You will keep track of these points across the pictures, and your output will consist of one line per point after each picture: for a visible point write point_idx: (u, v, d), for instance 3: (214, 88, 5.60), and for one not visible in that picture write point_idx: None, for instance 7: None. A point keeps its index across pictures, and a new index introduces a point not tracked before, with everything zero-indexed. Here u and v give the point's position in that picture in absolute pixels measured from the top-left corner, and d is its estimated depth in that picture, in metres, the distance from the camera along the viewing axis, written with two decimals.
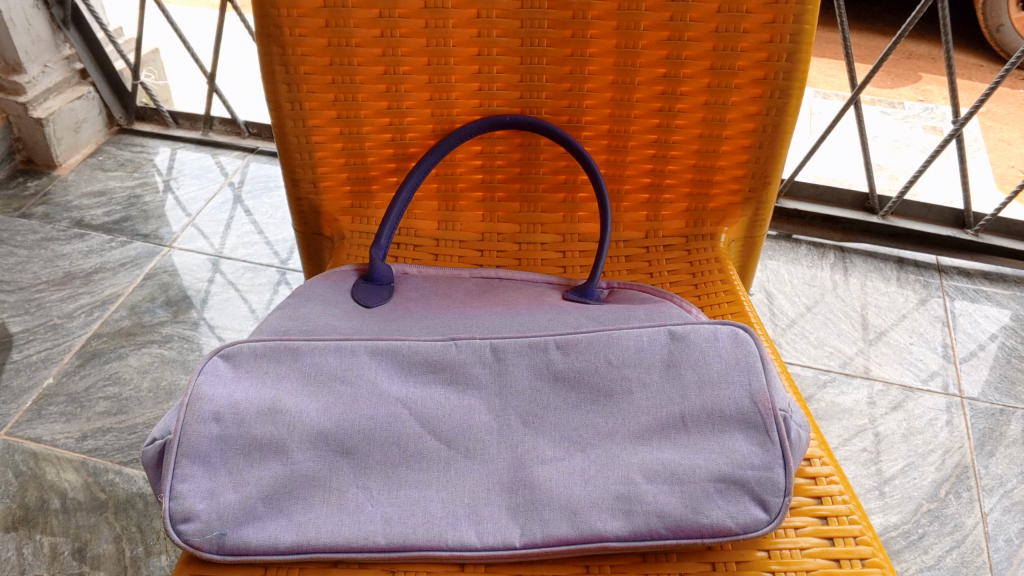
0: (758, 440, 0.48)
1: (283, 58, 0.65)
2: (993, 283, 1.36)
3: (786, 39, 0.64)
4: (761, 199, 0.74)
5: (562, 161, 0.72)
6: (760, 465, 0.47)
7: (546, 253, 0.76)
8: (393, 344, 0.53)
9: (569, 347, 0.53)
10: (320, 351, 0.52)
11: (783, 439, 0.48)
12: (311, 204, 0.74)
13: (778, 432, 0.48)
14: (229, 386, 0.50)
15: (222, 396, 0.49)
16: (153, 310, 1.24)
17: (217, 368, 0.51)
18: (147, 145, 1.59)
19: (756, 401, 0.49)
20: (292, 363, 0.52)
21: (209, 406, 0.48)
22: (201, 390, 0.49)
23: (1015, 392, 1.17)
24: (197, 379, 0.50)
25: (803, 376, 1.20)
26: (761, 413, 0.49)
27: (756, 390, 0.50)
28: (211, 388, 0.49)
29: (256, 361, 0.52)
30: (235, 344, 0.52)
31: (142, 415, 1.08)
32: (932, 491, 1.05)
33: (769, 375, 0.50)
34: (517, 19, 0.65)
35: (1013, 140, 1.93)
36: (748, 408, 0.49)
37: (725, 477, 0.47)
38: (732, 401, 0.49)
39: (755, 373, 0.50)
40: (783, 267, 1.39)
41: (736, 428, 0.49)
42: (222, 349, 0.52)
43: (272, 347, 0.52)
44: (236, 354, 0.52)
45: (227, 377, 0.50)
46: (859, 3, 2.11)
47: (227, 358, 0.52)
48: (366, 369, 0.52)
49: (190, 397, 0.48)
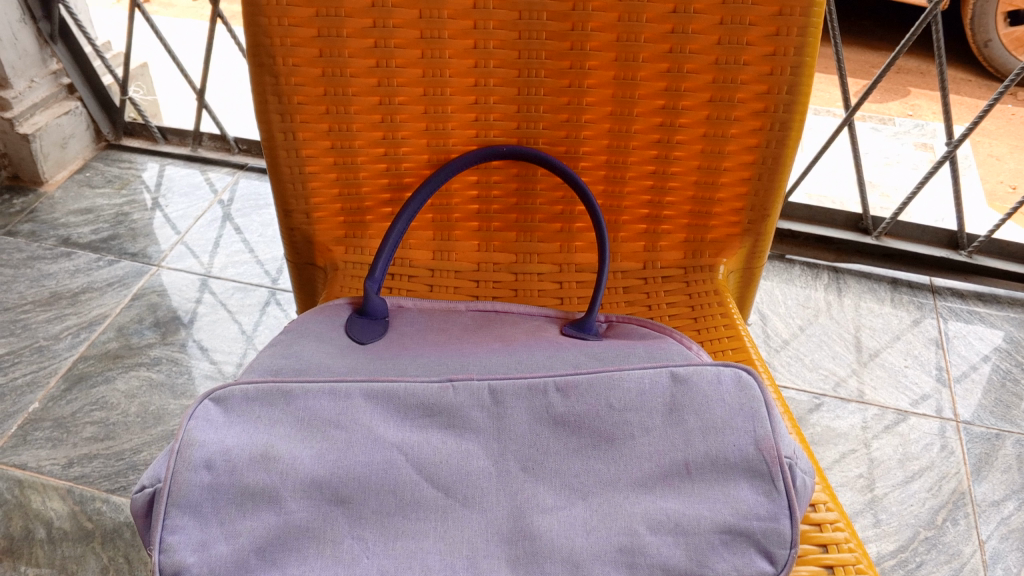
0: (764, 489, 0.47)
1: (276, 88, 0.63)
2: (987, 304, 1.36)
3: (787, 72, 0.63)
4: (761, 230, 0.73)
5: (559, 191, 0.71)
6: (766, 516, 0.46)
7: (543, 283, 0.75)
8: (388, 386, 0.52)
9: (569, 389, 0.51)
10: (314, 394, 0.51)
11: (789, 487, 0.47)
12: (303, 234, 0.73)
13: (783, 480, 0.47)
14: (220, 432, 0.48)
15: (213, 441, 0.47)
16: (141, 332, 1.22)
17: (208, 412, 0.49)
18: (135, 161, 1.57)
19: (762, 448, 0.48)
20: (285, 407, 0.50)
21: (200, 453, 0.47)
22: (191, 436, 0.47)
23: (1010, 416, 1.17)
24: (187, 424, 0.48)
25: (798, 400, 1.19)
26: (766, 461, 0.48)
27: (761, 437, 0.49)
28: (202, 434, 0.48)
29: (248, 405, 0.50)
30: (226, 387, 0.51)
31: (129, 441, 1.06)
32: (929, 518, 1.04)
33: (774, 421, 0.49)
34: (515, 50, 0.64)
35: (1002, 155, 1.93)
36: (754, 455, 0.48)
37: (730, 528, 0.46)
38: (736, 448, 0.48)
39: (760, 419, 0.49)
40: (777, 288, 1.38)
41: (740, 476, 0.48)
42: (212, 392, 0.51)
43: (264, 390, 0.51)
44: (227, 398, 0.50)
45: (218, 422, 0.49)
46: (849, 18, 2.11)
47: (218, 402, 0.50)
48: (361, 413, 0.50)
49: (181, 443, 0.47)
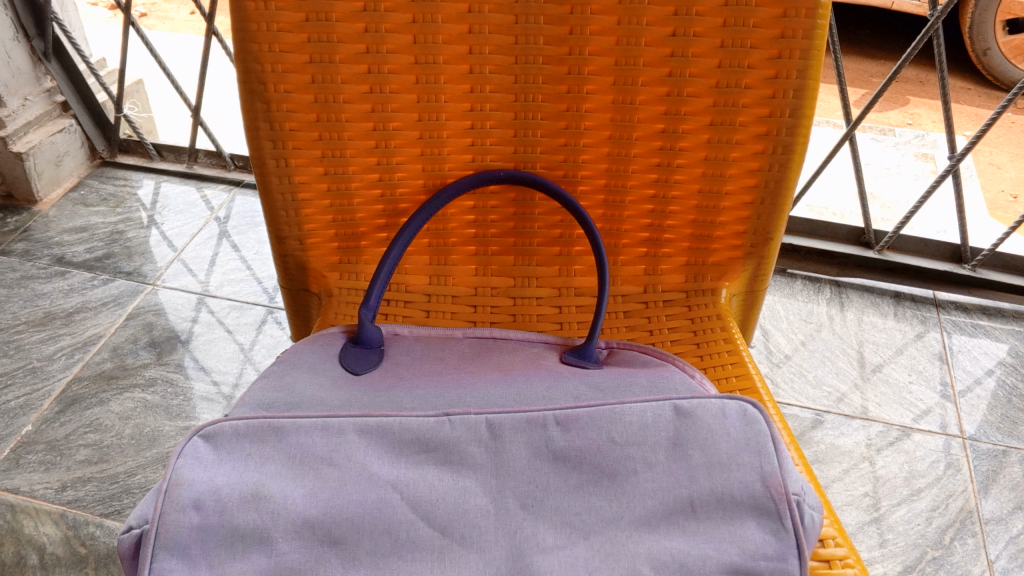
0: (771, 528, 0.46)
1: (268, 115, 0.62)
2: (991, 318, 1.34)
3: (790, 94, 0.62)
4: (763, 254, 0.71)
5: (557, 216, 0.70)
6: (774, 555, 0.45)
7: (542, 308, 0.73)
8: (384, 422, 0.50)
9: (569, 423, 0.50)
10: (306, 430, 0.49)
11: (797, 526, 0.46)
12: (297, 260, 0.71)
13: (791, 518, 0.46)
14: (210, 470, 0.47)
15: (203, 480, 0.46)
16: (135, 352, 1.21)
17: (198, 450, 0.48)
18: (130, 178, 1.55)
19: (768, 485, 0.47)
20: (277, 444, 0.49)
21: (189, 493, 0.45)
22: (180, 475, 0.46)
23: (1017, 432, 1.15)
24: (176, 463, 0.47)
25: (800, 418, 1.17)
26: (774, 498, 0.47)
27: (768, 473, 0.48)
28: (191, 473, 0.46)
29: (239, 442, 0.49)
30: (216, 423, 0.49)
31: (124, 464, 1.05)
32: (937, 537, 1.02)
33: (781, 456, 0.48)
34: (511, 74, 0.63)
35: (1002, 164, 1.94)
36: (760, 493, 0.47)
37: (736, 569, 0.45)
38: (743, 485, 0.47)
39: (767, 455, 0.48)
40: (779, 303, 1.36)
41: (747, 514, 0.47)
42: (202, 428, 0.49)
43: (255, 427, 0.49)
44: (217, 435, 0.49)
45: (208, 460, 0.48)
46: (848, 27, 2.11)
47: (208, 439, 0.49)
48: (355, 450, 0.49)
49: (169, 483, 0.45)
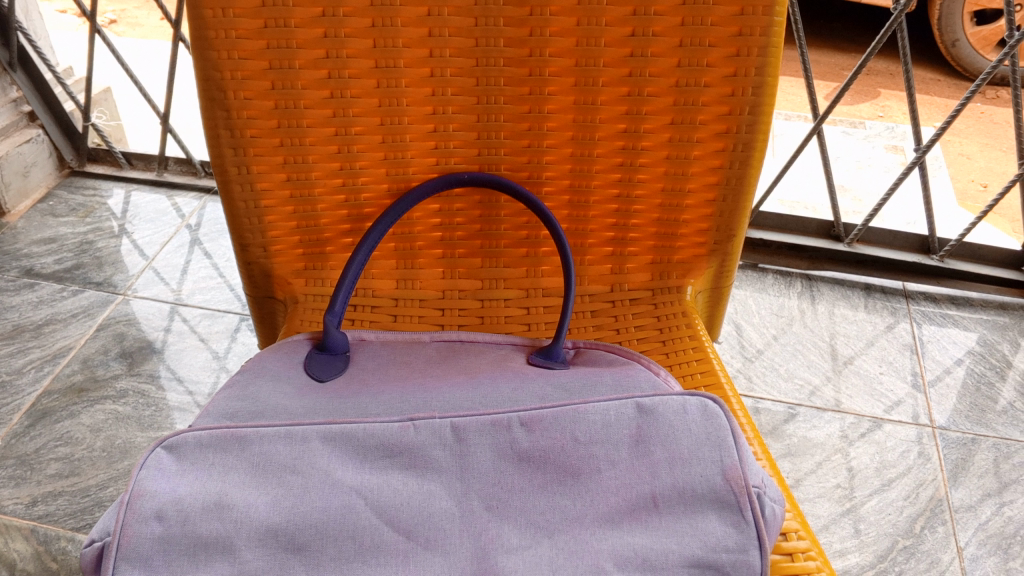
0: (732, 521, 0.47)
1: (228, 122, 0.62)
2: (959, 307, 1.36)
3: (749, 92, 0.62)
4: (727, 250, 0.72)
5: (523, 217, 0.70)
6: (735, 547, 0.46)
7: (509, 309, 0.74)
8: (347, 428, 0.50)
9: (533, 423, 0.50)
10: (269, 438, 0.49)
11: (758, 519, 0.47)
12: (261, 268, 0.71)
13: (752, 511, 0.47)
14: (173, 481, 0.47)
15: (165, 492, 0.46)
16: (106, 363, 1.20)
17: (161, 461, 0.48)
18: (99, 188, 1.54)
19: (728, 479, 0.48)
20: (240, 453, 0.49)
21: (151, 504, 0.45)
22: (142, 487, 0.46)
23: (986, 420, 1.17)
24: (138, 474, 0.47)
25: (772, 412, 1.18)
26: (734, 491, 0.48)
27: (729, 467, 0.48)
28: (154, 484, 0.46)
29: (202, 452, 0.49)
30: (179, 434, 0.49)
31: (95, 477, 1.04)
32: (908, 526, 1.03)
33: (741, 450, 0.49)
34: (472, 77, 0.63)
35: (972, 154, 1.97)
36: (721, 487, 0.48)
37: (699, 562, 0.45)
38: (704, 479, 0.48)
39: (727, 449, 0.49)
40: (751, 297, 1.37)
41: (709, 508, 0.47)
42: (165, 439, 0.49)
43: (218, 436, 0.49)
44: (180, 446, 0.49)
45: (171, 471, 0.48)
46: (817, 21, 2.13)
47: (171, 450, 0.49)
48: (319, 457, 0.49)
49: (130, 495, 0.45)
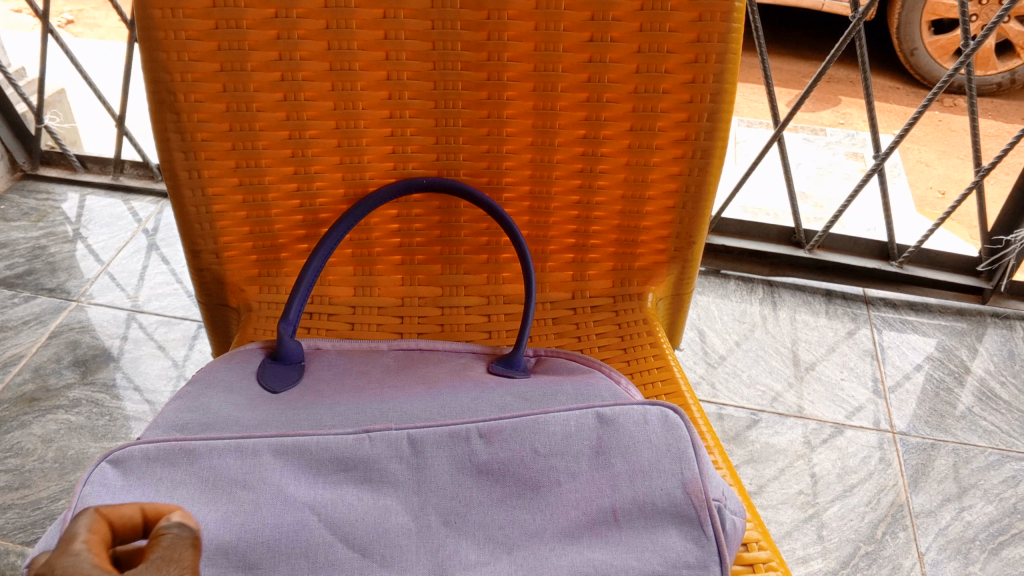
0: (692, 536, 0.46)
1: (178, 125, 0.60)
2: (918, 313, 1.38)
3: (707, 99, 0.62)
4: (687, 257, 0.72)
5: (482, 223, 0.69)
6: (695, 564, 0.46)
7: (470, 316, 0.72)
8: (300, 441, 0.49)
9: (492, 435, 0.49)
10: (219, 452, 0.48)
11: (718, 533, 0.46)
12: (213, 274, 0.69)
13: (712, 526, 0.47)
14: (119, 497, 0.45)
15: None
16: (59, 371, 1.17)
17: (105, 476, 0.46)
18: (53, 192, 1.50)
19: (689, 492, 0.47)
20: (189, 467, 0.47)
21: None
22: (86, 504, 0.44)
23: (944, 425, 1.18)
24: (81, 491, 0.45)
25: (735, 418, 1.18)
26: (694, 505, 0.47)
27: (689, 480, 0.48)
28: (99, 500, 0.44)
29: (149, 467, 0.47)
30: (125, 447, 0.47)
31: (47, 489, 1.01)
32: (869, 532, 1.04)
33: (701, 462, 0.49)
34: (430, 81, 0.62)
35: (930, 161, 2.00)
36: (681, 501, 0.47)
37: None
38: (664, 493, 0.47)
39: (687, 461, 0.48)
40: (713, 303, 1.37)
41: (669, 522, 0.47)
42: (110, 453, 0.47)
43: (166, 449, 0.48)
44: (126, 460, 0.47)
45: (116, 487, 0.46)
46: (779, 28, 2.15)
47: (117, 464, 0.47)
48: (271, 472, 0.47)
49: (75, 512, 0.43)
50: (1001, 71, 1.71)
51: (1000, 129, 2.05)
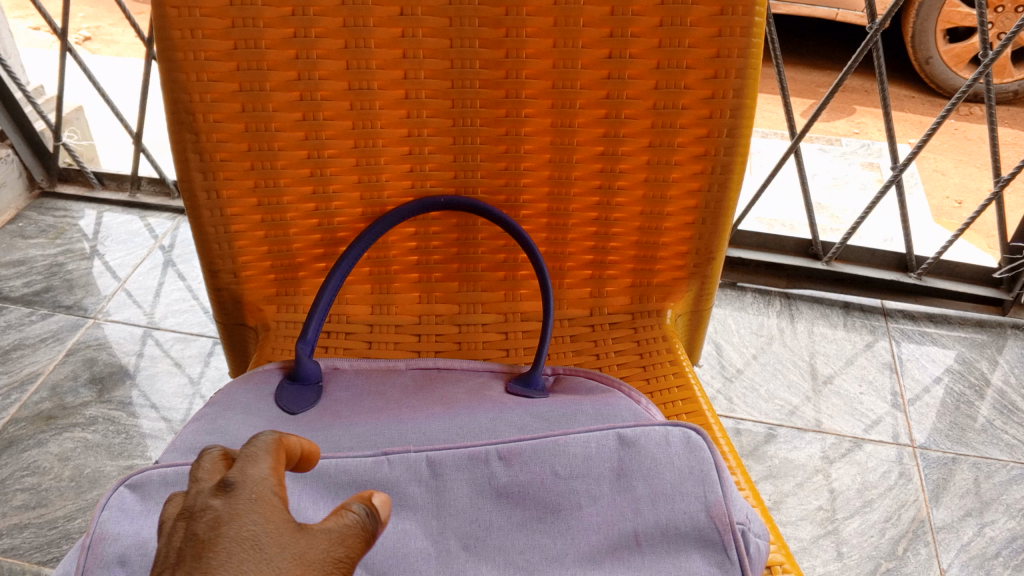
0: (716, 561, 0.46)
1: (197, 145, 0.61)
2: (938, 325, 1.36)
3: (727, 115, 0.62)
4: (706, 273, 0.71)
5: (500, 240, 0.69)
6: None
7: (488, 334, 0.72)
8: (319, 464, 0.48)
9: (512, 457, 0.49)
10: None
11: (743, 558, 0.45)
12: (231, 294, 0.69)
13: (736, 550, 0.46)
14: (137, 522, 0.45)
15: (128, 534, 0.44)
16: (76, 390, 1.17)
17: (124, 501, 0.46)
18: (70, 209, 1.51)
19: (712, 515, 0.47)
20: None
21: (113, 548, 0.44)
22: (104, 530, 0.44)
23: (966, 439, 1.16)
24: (100, 516, 0.45)
25: (753, 433, 1.17)
26: (717, 529, 0.46)
27: (712, 503, 0.47)
28: (117, 526, 0.45)
29: (168, 491, 0.47)
30: (143, 471, 0.47)
31: (63, 508, 1.01)
32: (890, 548, 1.02)
33: (725, 485, 0.48)
34: (448, 99, 0.62)
35: (947, 170, 1.98)
36: (705, 524, 0.46)
37: None
38: (687, 516, 0.47)
39: (710, 484, 0.48)
40: (730, 316, 1.37)
41: (692, 546, 0.46)
42: (129, 477, 0.47)
43: (185, 473, 0.48)
44: (145, 484, 0.47)
45: (135, 512, 0.46)
46: (793, 38, 2.14)
47: (136, 488, 0.47)
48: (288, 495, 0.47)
49: (92, 538, 0.44)
50: (1017, 79, 1.70)
51: (1017, 137, 2.04)
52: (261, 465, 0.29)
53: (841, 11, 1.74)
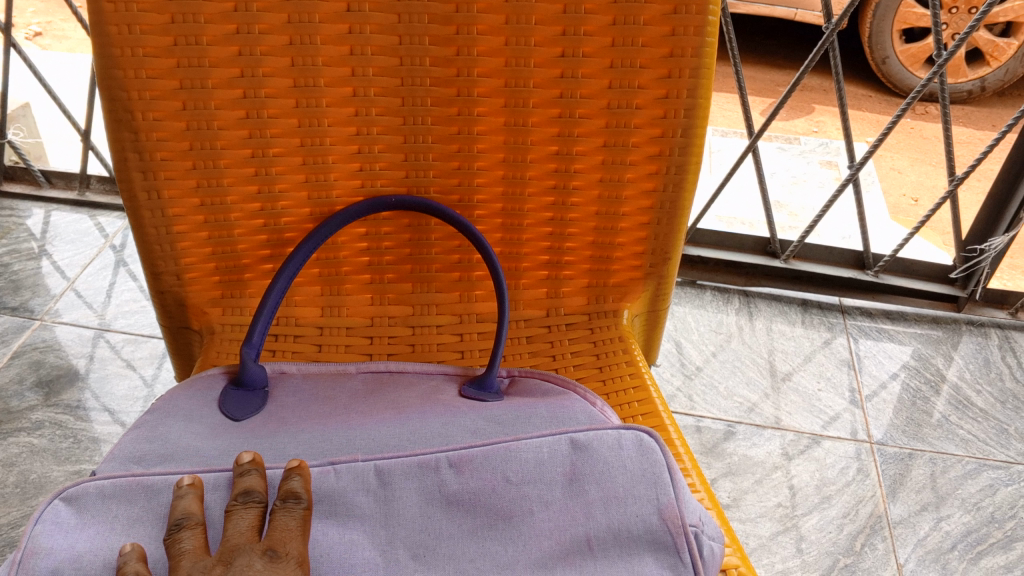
0: (669, 564, 0.46)
1: (136, 144, 0.58)
2: (894, 322, 1.37)
3: (681, 114, 0.61)
4: (662, 273, 0.71)
5: (454, 240, 0.68)
6: None
7: (442, 336, 0.71)
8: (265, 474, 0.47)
9: (462, 464, 0.48)
10: None
11: (695, 560, 0.46)
12: (175, 297, 0.67)
13: (688, 553, 0.46)
14: (72, 536, 0.43)
15: (62, 548, 0.43)
16: (21, 394, 1.13)
17: (58, 514, 0.44)
18: (16, 208, 1.46)
19: (665, 518, 0.47)
20: (146, 503, 0.45)
21: (46, 562, 0.42)
22: (37, 545, 0.42)
23: (922, 435, 1.17)
24: (32, 530, 0.43)
25: (712, 430, 1.17)
26: (670, 532, 0.46)
27: (665, 505, 0.47)
28: (50, 540, 0.43)
29: (105, 504, 0.45)
30: (79, 483, 0.45)
31: (7, 516, 0.98)
32: (848, 544, 1.03)
33: (677, 487, 0.48)
34: (398, 97, 0.60)
35: (903, 168, 2.01)
36: (657, 527, 0.47)
37: None
38: (640, 519, 0.47)
39: (663, 486, 0.48)
40: (690, 314, 1.36)
41: (644, 549, 0.46)
42: (64, 490, 0.45)
43: (123, 485, 0.46)
44: (81, 497, 0.45)
45: (70, 525, 0.44)
46: (753, 37, 2.15)
47: (70, 501, 0.45)
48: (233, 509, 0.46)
49: (24, 553, 0.42)
50: (970, 79, 1.72)
51: (971, 135, 2.06)
52: (297, 545, 0.43)
53: (800, 12, 1.74)
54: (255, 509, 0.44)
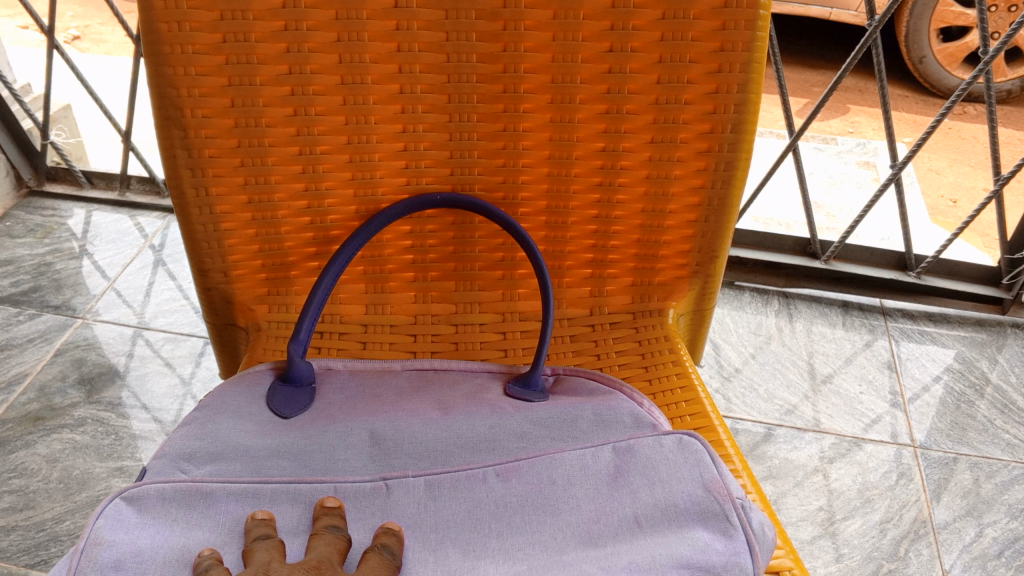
0: (719, 529, 0.46)
1: (185, 141, 0.59)
2: (937, 324, 1.35)
3: (731, 109, 0.60)
4: (709, 272, 0.70)
5: (498, 238, 0.67)
6: (725, 551, 0.45)
7: (485, 334, 0.71)
8: (318, 486, 0.48)
9: (509, 474, 0.49)
10: (234, 498, 0.47)
11: (744, 524, 0.46)
12: (221, 293, 0.68)
13: (738, 517, 0.46)
14: (133, 532, 0.43)
15: (125, 541, 0.43)
16: (64, 391, 1.15)
17: (120, 512, 0.44)
18: (59, 208, 1.48)
19: (710, 490, 0.47)
20: (204, 511, 0.46)
21: (109, 553, 0.42)
22: (101, 536, 0.42)
23: (967, 439, 1.15)
24: (95, 523, 0.43)
25: (751, 432, 1.16)
26: (717, 501, 0.47)
27: (709, 480, 0.48)
28: (113, 533, 0.43)
29: (165, 508, 0.45)
30: (140, 485, 0.46)
31: (51, 511, 1.00)
32: (892, 550, 1.01)
33: (719, 467, 0.49)
34: (444, 94, 0.60)
35: (941, 169, 1.97)
36: (703, 498, 0.47)
37: (689, 563, 0.43)
38: (685, 494, 0.47)
39: (705, 466, 0.49)
40: (728, 316, 1.35)
41: (692, 520, 0.46)
42: (126, 490, 0.45)
43: (183, 491, 0.46)
44: (142, 498, 0.45)
45: (131, 523, 0.44)
46: (789, 37, 2.13)
47: (131, 501, 0.45)
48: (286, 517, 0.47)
49: (87, 542, 0.42)
50: (1011, 79, 1.69)
51: (1012, 136, 2.01)
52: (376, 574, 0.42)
53: (835, 11, 1.72)
54: (342, 540, 0.45)
